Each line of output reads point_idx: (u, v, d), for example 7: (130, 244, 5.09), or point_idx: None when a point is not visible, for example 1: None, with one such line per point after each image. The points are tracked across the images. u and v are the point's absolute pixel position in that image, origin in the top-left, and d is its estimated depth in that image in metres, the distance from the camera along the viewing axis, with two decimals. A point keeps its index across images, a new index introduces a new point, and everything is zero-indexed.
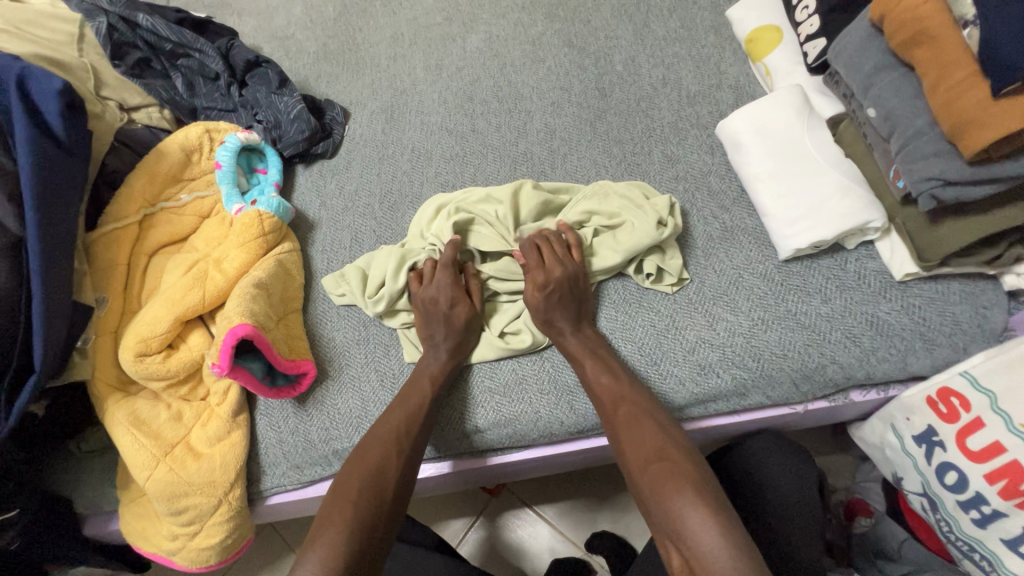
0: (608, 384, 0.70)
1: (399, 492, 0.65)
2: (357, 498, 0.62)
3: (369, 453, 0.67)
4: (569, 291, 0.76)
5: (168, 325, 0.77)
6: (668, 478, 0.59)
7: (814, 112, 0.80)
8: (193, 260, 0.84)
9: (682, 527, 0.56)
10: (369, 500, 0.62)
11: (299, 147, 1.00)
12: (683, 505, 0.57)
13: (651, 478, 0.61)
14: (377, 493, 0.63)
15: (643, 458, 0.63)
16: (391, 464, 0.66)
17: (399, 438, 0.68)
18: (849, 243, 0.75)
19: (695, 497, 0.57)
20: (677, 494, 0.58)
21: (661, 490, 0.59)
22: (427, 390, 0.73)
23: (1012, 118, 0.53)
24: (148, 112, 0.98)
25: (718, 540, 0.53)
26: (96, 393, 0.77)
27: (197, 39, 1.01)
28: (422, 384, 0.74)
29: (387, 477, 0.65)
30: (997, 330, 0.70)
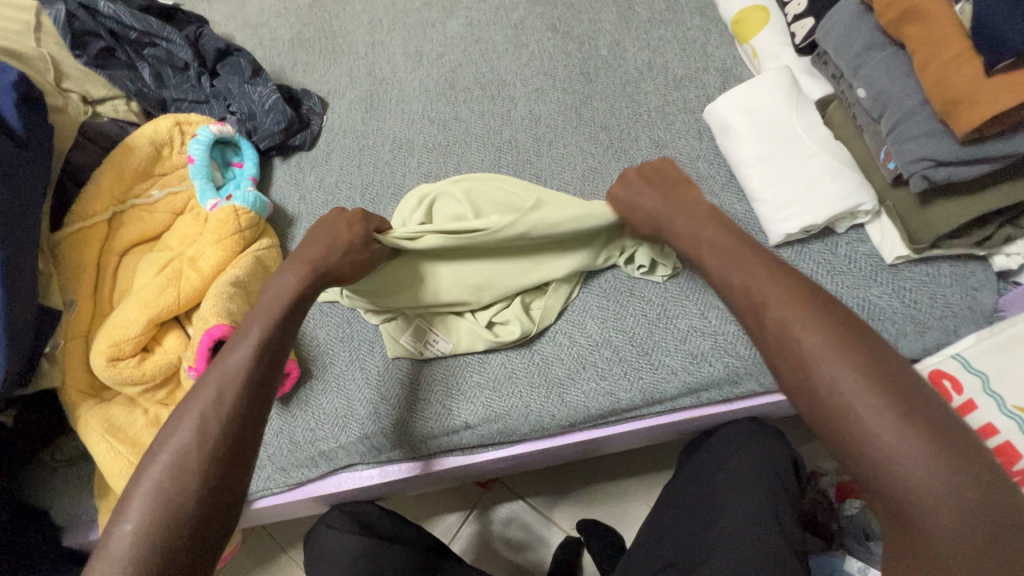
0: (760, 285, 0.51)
1: (220, 500, 0.49)
2: (150, 502, 0.48)
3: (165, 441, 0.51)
4: (681, 185, 0.64)
5: (141, 327, 0.74)
6: (858, 402, 0.43)
7: (803, 95, 0.78)
8: (166, 259, 0.81)
9: (891, 477, 0.41)
10: (164, 502, 0.48)
11: (276, 139, 0.96)
12: (896, 449, 0.41)
13: (837, 399, 0.44)
14: (175, 491, 0.48)
15: (823, 372, 0.45)
16: (194, 453, 0.50)
17: (205, 413, 0.52)
18: (839, 227, 0.74)
19: (912, 438, 0.41)
20: (884, 432, 0.42)
21: (857, 424, 0.43)
22: (253, 342, 0.57)
23: (1007, 96, 0.52)
24: (115, 105, 0.94)
25: (948, 501, 0.40)
26: (68, 401, 0.74)
27: (164, 27, 0.96)
28: (234, 353, 0.56)
29: (182, 470, 0.49)
30: (987, 311, 0.69)
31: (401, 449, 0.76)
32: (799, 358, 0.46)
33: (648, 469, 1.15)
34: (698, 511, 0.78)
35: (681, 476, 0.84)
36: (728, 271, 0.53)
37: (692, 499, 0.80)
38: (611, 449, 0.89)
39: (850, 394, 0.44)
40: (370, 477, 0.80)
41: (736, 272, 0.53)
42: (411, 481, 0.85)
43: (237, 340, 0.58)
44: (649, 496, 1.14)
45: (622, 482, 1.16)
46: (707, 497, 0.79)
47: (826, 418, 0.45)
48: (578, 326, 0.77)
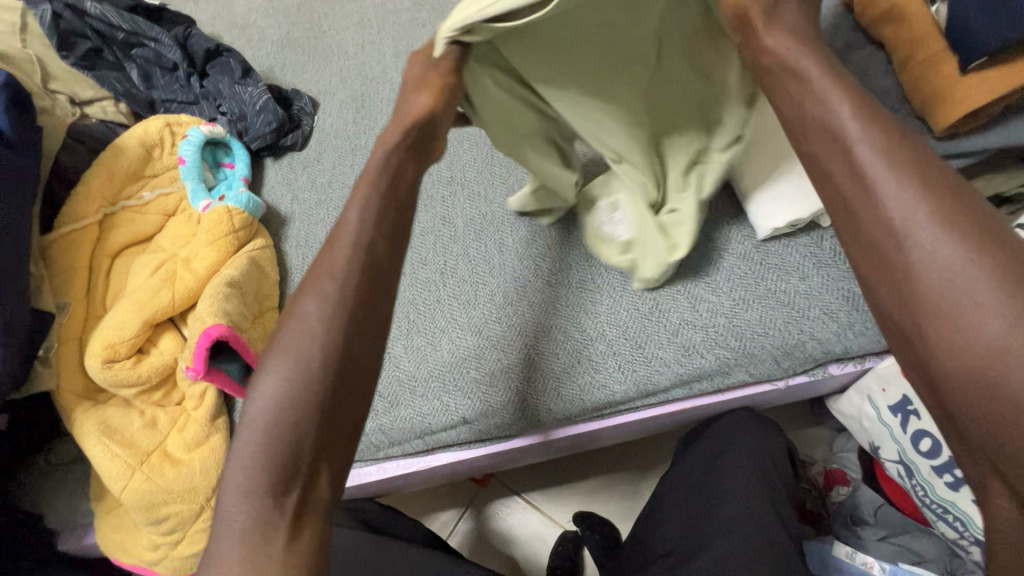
0: (890, 179, 0.39)
1: (329, 443, 0.46)
2: (293, 375, 0.46)
3: (302, 313, 0.49)
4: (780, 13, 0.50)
5: (137, 329, 0.74)
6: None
7: None
8: (160, 260, 0.81)
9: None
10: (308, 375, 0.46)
11: (267, 139, 0.96)
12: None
13: (975, 333, 0.34)
14: (306, 369, 0.46)
15: (959, 295, 0.35)
16: (330, 328, 0.47)
17: (301, 352, 0.47)
18: (825, 221, 0.76)
19: None
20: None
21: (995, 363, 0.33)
22: (369, 207, 0.52)
23: (981, 93, 0.55)
24: (104, 106, 0.93)
25: None
26: (63, 404, 0.74)
27: (152, 27, 0.96)
28: (351, 213, 0.52)
29: (310, 348, 0.47)
30: None
31: (402, 445, 0.78)
32: (937, 275, 0.36)
33: (641, 461, 1.17)
34: (695, 499, 0.80)
35: (678, 466, 0.86)
36: (853, 158, 0.42)
37: (688, 489, 0.82)
38: (607, 441, 0.90)
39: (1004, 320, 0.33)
40: (369, 473, 0.81)
41: (869, 155, 0.41)
42: (410, 477, 0.86)
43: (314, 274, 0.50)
44: (643, 487, 1.16)
45: (617, 475, 1.17)
46: (704, 486, 0.81)
47: (940, 345, 0.35)
48: (573, 322, 0.78)
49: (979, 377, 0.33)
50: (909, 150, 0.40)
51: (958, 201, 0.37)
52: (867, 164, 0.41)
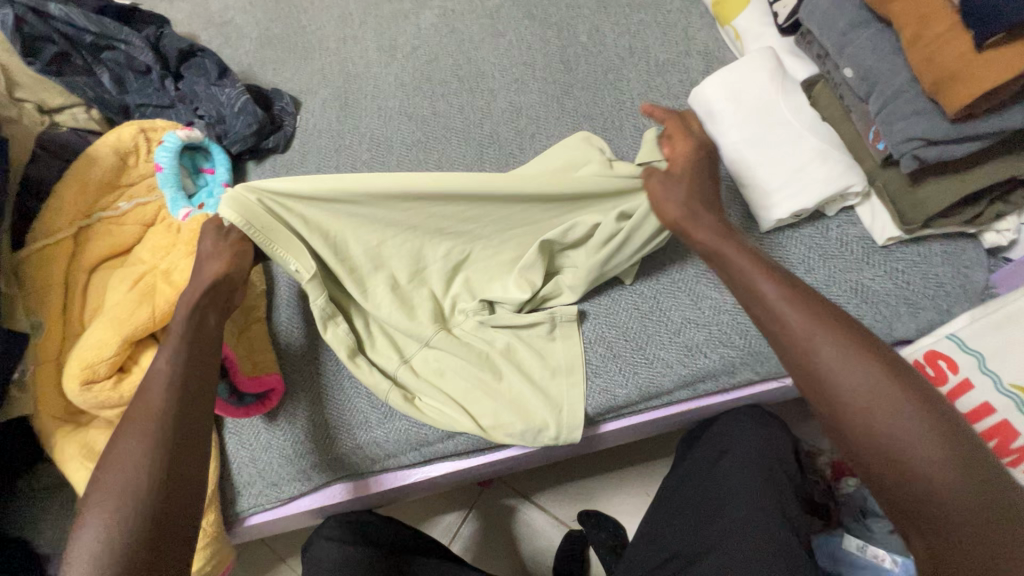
0: (891, 411, 0.47)
1: (171, 498, 0.52)
2: (109, 510, 0.50)
3: (112, 456, 0.53)
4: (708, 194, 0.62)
5: (116, 347, 0.70)
6: (901, 407, 0.47)
7: (788, 76, 0.77)
8: (139, 274, 0.77)
9: (932, 486, 0.45)
10: (124, 509, 0.50)
11: (248, 142, 0.92)
12: (924, 456, 0.46)
13: (873, 413, 0.47)
14: (125, 500, 0.50)
15: (872, 405, 0.47)
16: (138, 465, 0.52)
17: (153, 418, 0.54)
18: (829, 210, 0.72)
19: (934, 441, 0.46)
20: (910, 438, 0.46)
21: (896, 441, 0.46)
22: (178, 349, 0.59)
23: (998, 72, 0.51)
24: (75, 113, 0.89)
25: (967, 507, 0.45)
26: (42, 427, 0.71)
27: (122, 29, 0.91)
28: (161, 360, 0.58)
29: (123, 483, 0.51)
30: (978, 288, 0.69)
31: (398, 458, 0.76)
32: (841, 380, 0.48)
33: (646, 459, 1.15)
34: (698, 502, 0.78)
35: (682, 467, 0.84)
36: (843, 379, 0.48)
37: (691, 490, 0.80)
38: (609, 444, 0.87)
39: (883, 408, 0.47)
40: (365, 486, 0.79)
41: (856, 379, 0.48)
42: (407, 488, 0.83)
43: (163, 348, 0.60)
44: (648, 483, 1.14)
45: (621, 472, 1.15)
46: (706, 487, 0.78)
47: (862, 429, 0.47)
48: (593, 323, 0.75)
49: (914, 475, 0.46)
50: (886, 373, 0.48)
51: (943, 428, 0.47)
52: (855, 381, 0.48)
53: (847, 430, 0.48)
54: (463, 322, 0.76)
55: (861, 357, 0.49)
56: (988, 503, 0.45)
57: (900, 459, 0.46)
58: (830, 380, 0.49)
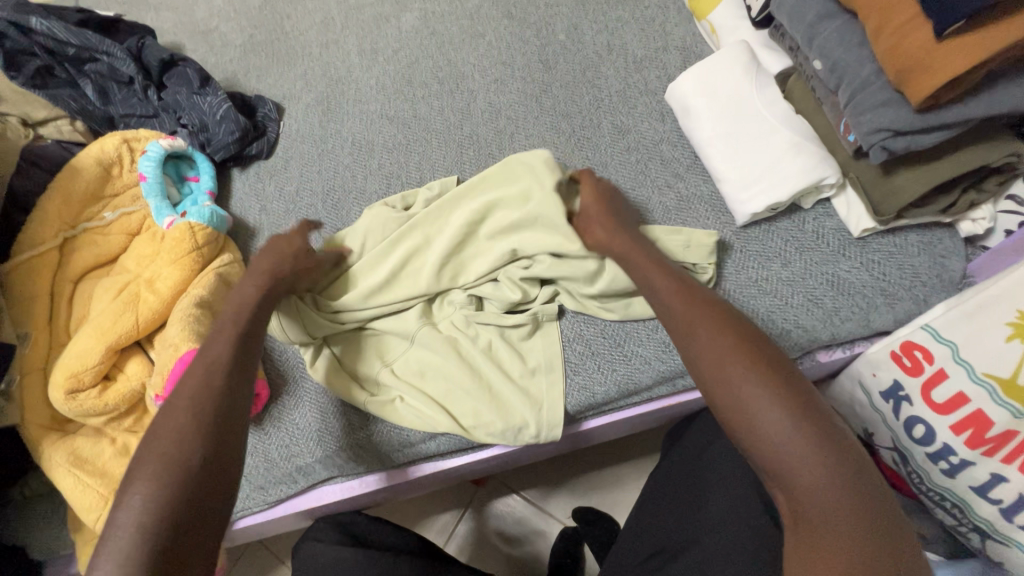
0: (740, 375, 0.52)
1: (212, 473, 0.53)
2: (150, 482, 0.50)
3: (158, 432, 0.54)
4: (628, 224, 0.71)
5: (100, 356, 0.71)
6: (758, 383, 0.51)
7: (761, 70, 0.77)
8: (124, 282, 0.78)
9: (776, 453, 0.48)
10: (170, 479, 0.51)
11: (231, 150, 0.93)
12: (772, 426, 0.49)
13: (729, 387, 0.52)
14: (174, 469, 0.51)
15: (730, 380, 0.52)
16: (187, 441, 0.53)
17: (198, 397, 0.56)
18: (805, 203, 0.72)
19: (784, 413, 0.49)
20: (759, 408, 0.50)
21: (754, 413, 0.50)
22: (230, 338, 0.62)
23: (957, 61, 0.51)
24: (59, 125, 0.90)
25: (817, 476, 0.46)
26: (30, 436, 0.72)
27: (102, 40, 0.92)
28: (216, 347, 0.61)
29: (173, 454, 0.52)
30: (955, 277, 0.68)
31: (382, 458, 0.76)
32: (708, 358, 0.54)
33: (639, 454, 1.16)
34: (682, 497, 0.78)
35: (667, 463, 0.84)
36: (731, 384, 0.52)
37: (675, 485, 0.80)
38: (599, 440, 0.88)
39: (741, 380, 0.51)
40: (353, 487, 0.79)
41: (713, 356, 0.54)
42: (393, 488, 0.84)
43: (212, 338, 0.63)
44: (642, 478, 1.15)
45: (614, 467, 1.16)
46: (689, 483, 0.78)
47: (725, 403, 0.52)
48: (583, 322, 0.76)
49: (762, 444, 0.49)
50: (741, 345, 0.54)
51: (807, 421, 0.49)
52: (717, 357, 0.54)
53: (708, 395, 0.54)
54: (450, 315, 0.76)
55: (730, 342, 0.54)
56: (835, 478, 0.46)
57: (753, 431, 0.50)
58: (717, 388, 0.53)
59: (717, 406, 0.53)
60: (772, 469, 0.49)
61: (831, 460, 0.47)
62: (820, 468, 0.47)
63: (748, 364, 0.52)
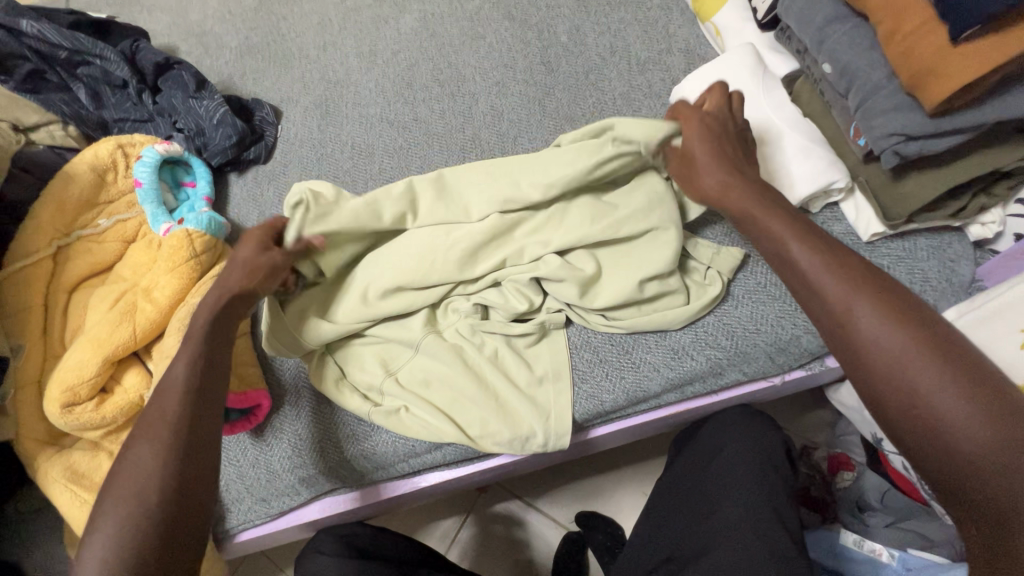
0: (933, 379, 0.45)
1: (177, 510, 0.51)
2: (112, 523, 0.49)
3: (127, 460, 0.52)
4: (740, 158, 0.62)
5: (96, 368, 0.69)
6: (951, 387, 0.45)
7: (768, 73, 0.76)
8: (120, 291, 0.77)
9: (975, 467, 0.43)
10: (138, 514, 0.49)
11: (228, 154, 0.91)
12: (970, 439, 0.43)
13: (906, 387, 0.46)
14: (141, 504, 0.50)
15: (911, 381, 0.46)
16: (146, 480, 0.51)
17: (154, 426, 0.53)
18: (813, 207, 0.72)
19: (987, 424, 0.43)
20: (951, 416, 0.44)
21: (944, 423, 0.44)
22: (195, 351, 0.57)
23: (972, 66, 0.50)
24: (50, 131, 0.87)
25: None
26: (24, 451, 0.70)
27: (96, 43, 0.90)
28: (179, 364, 0.56)
29: (137, 489, 0.51)
30: (965, 282, 0.68)
31: (388, 469, 0.75)
32: (882, 352, 0.47)
33: (642, 457, 1.15)
34: (691, 504, 0.77)
35: (674, 470, 0.83)
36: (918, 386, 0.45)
37: (683, 492, 0.79)
38: (605, 448, 0.87)
39: (922, 380, 0.46)
40: (358, 498, 0.78)
41: (892, 348, 0.47)
42: (399, 498, 0.83)
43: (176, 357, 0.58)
44: (646, 482, 1.14)
45: (618, 470, 1.15)
46: (698, 490, 0.77)
47: (898, 407, 0.46)
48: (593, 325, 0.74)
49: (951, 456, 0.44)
50: (923, 337, 0.47)
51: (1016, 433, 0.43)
52: (892, 352, 0.47)
53: (879, 389, 0.47)
54: (454, 322, 0.74)
55: (904, 331, 0.47)
56: None
57: (940, 442, 0.44)
58: (892, 389, 0.47)
59: (891, 410, 0.47)
60: (958, 486, 0.44)
61: None
62: None
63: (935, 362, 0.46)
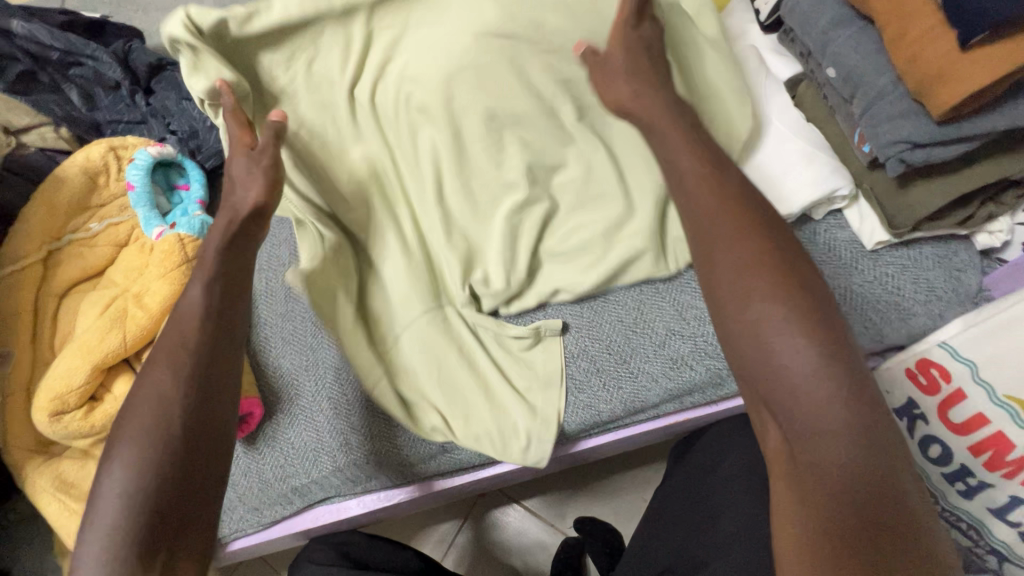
0: (768, 304, 0.42)
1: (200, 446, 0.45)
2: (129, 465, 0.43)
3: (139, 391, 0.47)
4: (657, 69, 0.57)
5: (85, 376, 0.68)
6: (786, 317, 0.41)
7: (772, 76, 0.74)
8: (110, 297, 0.75)
9: (791, 394, 0.40)
10: (155, 454, 0.43)
11: (222, 157, 0.90)
12: (787, 368, 0.40)
13: (744, 306, 0.43)
14: (162, 439, 0.44)
15: (750, 301, 0.43)
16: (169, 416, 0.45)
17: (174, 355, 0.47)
18: (816, 214, 0.70)
19: (809, 353, 0.40)
20: (778, 342, 0.41)
21: (769, 348, 0.41)
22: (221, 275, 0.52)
23: (982, 73, 0.49)
24: (41, 133, 0.87)
25: (836, 432, 0.39)
26: (13, 460, 0.70)
27: (87, 44, 0.89)
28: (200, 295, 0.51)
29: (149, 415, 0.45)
30: (971, 292, 0.66)
31: (380, 480, 0.74)
32: (728, 268, 0.44)
33: (640, 463, 1.14)
34: (689, 515, 0.76)
35: (672, 480, 0.82)
36: (755, 308, 0.42)
37: (682, 503, 0.78)
38: (602, 456, 0.85)
39: (758, 305, 0.42)
40: (349, 508, 0.77)
41: (737, 268, 0.44)
42: (393, 507, 0.82)
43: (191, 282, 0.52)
44: (645, 488, 1.13)
45: (617, 476, 1.14)
46: (695, 501, 0.76)
47: (733, 324, 0.43)
48: (591, 333, 0.73)
49: (771, 381, 0.41)
50: (774, 262, 0.44)
51: (840, 371, 0.40)
52: (737, 268, 0.44)
53: (745, 362, 0.43)
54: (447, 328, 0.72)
55: (757, 250, 0.44)
56: (845, 440, 0.39)
57: (763, 367, 0.41)
58: (734, 308, 0.43)
59: (728, 332, 0.44)
60: (777, 415, 0.41)
61: (855, 419, 0.39)
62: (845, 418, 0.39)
63: (778, 285, 0.43)
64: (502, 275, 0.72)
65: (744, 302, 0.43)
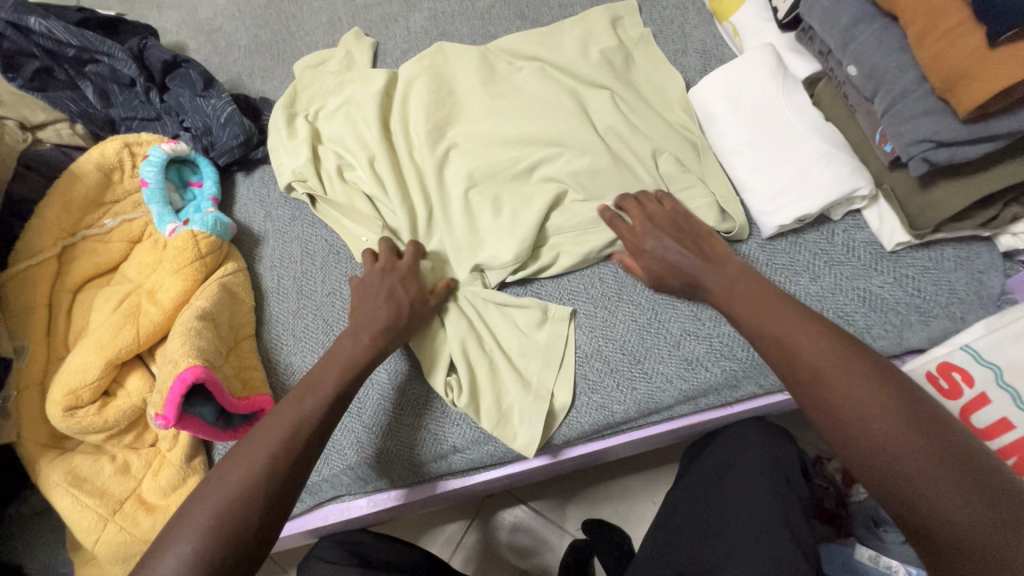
0: (845, 378, 0.51)
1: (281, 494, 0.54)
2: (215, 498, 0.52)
3: (240, 455, 0.55)
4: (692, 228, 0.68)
5: (99, 371, 0.69)
6: (866, 388, 0.50)
7: (789, 75, 0.73)
8: (123, 293, 0.75)
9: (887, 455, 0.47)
10: (241, 495, 0.52)
11: (235, 154, 0.89)
12: (881, 432, 0.48)
13: (823, 383, 0.52)
14: (250, 482, 0.53)
15: (827, 378, 0.52)
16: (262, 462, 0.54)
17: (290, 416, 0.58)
18: (835, 214, 0.69)
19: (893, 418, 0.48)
20: (864, 411, 0.49)
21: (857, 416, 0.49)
22: (325, 398, 0.60)
23: (1011, 70, 0.48)
24: (57, 129, 0.88)
25: (939, 486, 0.45)
26: (26, 454, 0.70)
27: (104, 41, 0.89)
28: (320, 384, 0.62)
29: (235, 507, 0.51)
30: (994, 294, 0.65)
31: (392, 480, 0.73)
32: (798, 353, 0.54)
33: (650, 466, 1.13)
34: (702, 518, 0.75)
35: (684, 483, 0.81)
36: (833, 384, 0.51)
37: (695, 505, 0.77)
38: (614, 458, 0.84)
39: (837, 381, 0.51)
40: (356, 507, 0.76)
41: (814, 352, 0.53)
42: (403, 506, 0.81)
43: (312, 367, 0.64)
44: (655, 490, 1.12)
45: (626, 478, 1.13)
46: (709, 504, 0.75)
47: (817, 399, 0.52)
48: (603, 333, 0.72)
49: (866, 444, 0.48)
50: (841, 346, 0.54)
51: (922, 429, 0.48)
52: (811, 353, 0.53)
53: (833, 434, 0.51)
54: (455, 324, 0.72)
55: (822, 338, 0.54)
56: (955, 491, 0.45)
57: (856, 432, 0.49)
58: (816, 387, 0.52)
59: (816, 408, 0.52)
60: (882, 476, 0.47)
61: (952, 470, 0.46)
62: (944, 470, 0.45)
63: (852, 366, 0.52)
64: (511, 246, 0.73)
65: (821, 376, 0.52)
